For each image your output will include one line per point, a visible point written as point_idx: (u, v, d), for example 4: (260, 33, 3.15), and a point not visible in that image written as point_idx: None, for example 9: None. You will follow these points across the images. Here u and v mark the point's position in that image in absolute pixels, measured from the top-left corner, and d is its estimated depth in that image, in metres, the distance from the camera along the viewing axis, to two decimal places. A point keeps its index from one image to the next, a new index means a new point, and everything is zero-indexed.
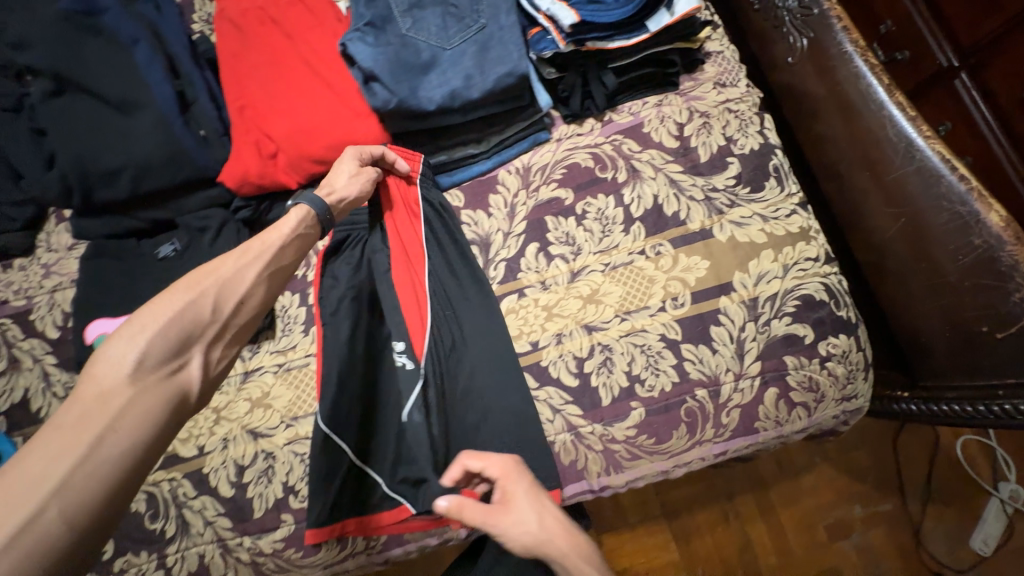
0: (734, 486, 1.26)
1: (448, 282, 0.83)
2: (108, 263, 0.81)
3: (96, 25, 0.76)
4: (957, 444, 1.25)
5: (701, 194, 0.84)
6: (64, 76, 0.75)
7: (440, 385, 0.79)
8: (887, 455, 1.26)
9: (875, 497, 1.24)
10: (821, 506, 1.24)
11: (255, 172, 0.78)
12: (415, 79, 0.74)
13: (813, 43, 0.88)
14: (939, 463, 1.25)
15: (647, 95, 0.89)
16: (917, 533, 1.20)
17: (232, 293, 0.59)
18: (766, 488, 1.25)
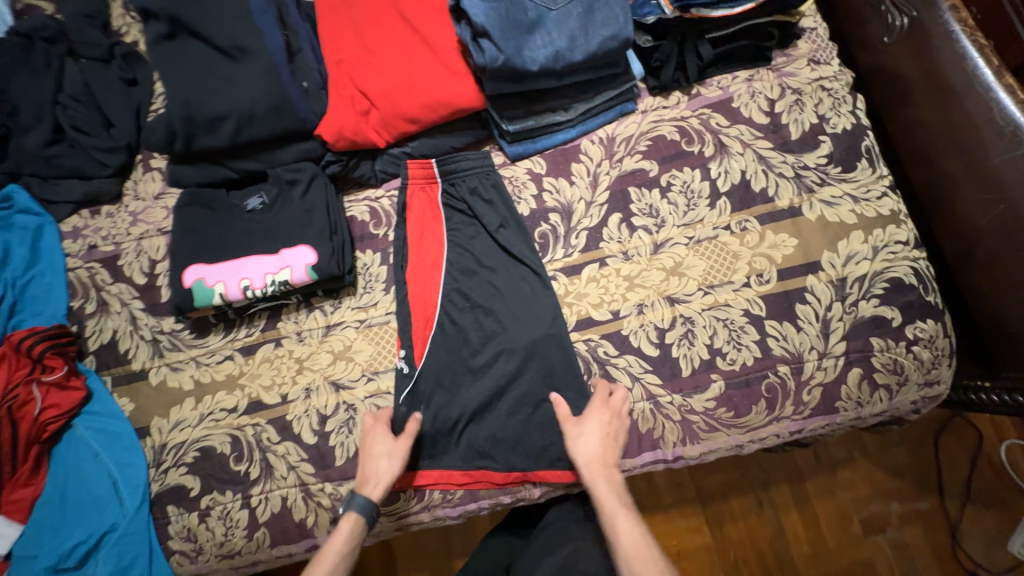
0: (770, 475, 1.24)
1: (474, 269, 0.84)
2: (199, 212, 0.82)
3: None
4: (1002, 447, 1.21)
5: (791, 171, 0.83)
6: (180, 20, 0.77)
7: (467, 369, 0.81)
8: (928, 454, 1.24)
9: (913, 495, 1.22)
10: (857, 501, 1.22)
11: (349, 127, 0.78)
12: (521, 38, 0.74)
13: (914, 22, 0.84)
14: (981, 465, 1.22)
15: (738, 69, 0.88)
16: (954, 533, 1.19)
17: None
18: (802, 478, 1.24)
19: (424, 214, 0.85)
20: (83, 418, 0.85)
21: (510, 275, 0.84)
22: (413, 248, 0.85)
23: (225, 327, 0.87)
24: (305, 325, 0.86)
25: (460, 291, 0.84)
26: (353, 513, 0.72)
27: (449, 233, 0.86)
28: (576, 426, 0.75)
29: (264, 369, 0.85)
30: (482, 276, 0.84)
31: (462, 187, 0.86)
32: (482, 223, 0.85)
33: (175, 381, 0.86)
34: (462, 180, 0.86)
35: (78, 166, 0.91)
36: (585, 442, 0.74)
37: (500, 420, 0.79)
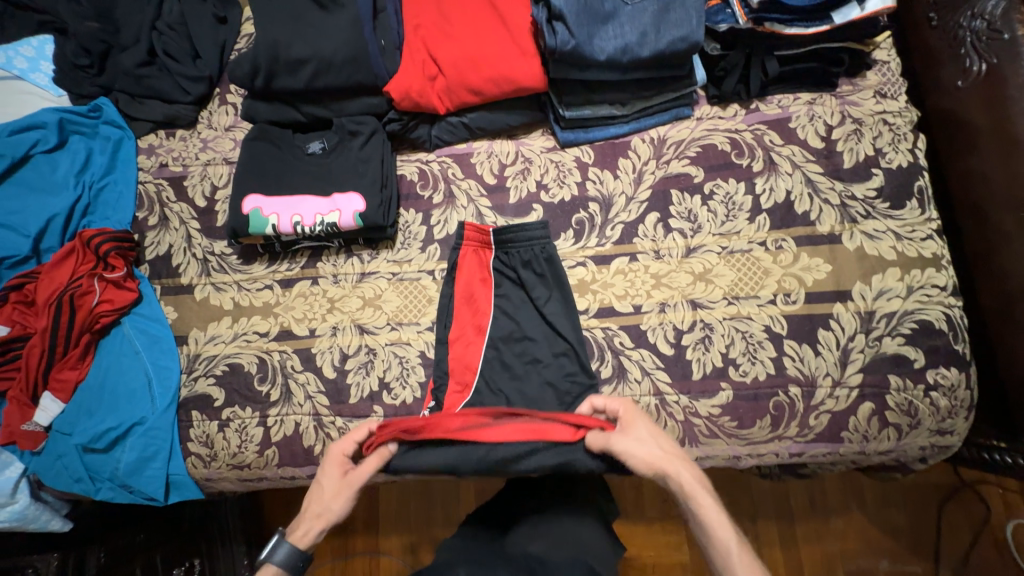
0: (759, 508, 1.23)
1: (510, 320, 0.85)
2: (266, 147, 0.88)
3: None
4: (1009, 523, 1.17)
5: (837, 199, 0.83)
6: None
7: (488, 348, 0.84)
8: (927, 519, 1.21)
9: (904, 557, 1.19)
10: (844, 552, 1.21)
11: (416, 88, 0.82)
12: (594, 27, 0.75)
13: (994, 69, 0.82)
14: (984, 540, 1.18)
15: (800, 91, 0.87)
16: None
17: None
18: (790, 516, 1.23)
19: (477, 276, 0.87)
20: (132, 317, 0.92)
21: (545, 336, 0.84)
22: (459, 303, 0.86)
23: (269, 258, 0.93)
24: (342, 269, 0.91)
25: (501, 355, 0.84)
26: (277, 563, 0.67)
27: (497, 298, 0.87)
28: (621, 442, 0.65)
29: (298, 303, 0.90)
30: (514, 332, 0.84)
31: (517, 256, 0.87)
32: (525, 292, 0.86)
33: (217, 299, 0.92)
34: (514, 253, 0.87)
35: (163, 89, 0.98)
36: (637, 448, 0.65)
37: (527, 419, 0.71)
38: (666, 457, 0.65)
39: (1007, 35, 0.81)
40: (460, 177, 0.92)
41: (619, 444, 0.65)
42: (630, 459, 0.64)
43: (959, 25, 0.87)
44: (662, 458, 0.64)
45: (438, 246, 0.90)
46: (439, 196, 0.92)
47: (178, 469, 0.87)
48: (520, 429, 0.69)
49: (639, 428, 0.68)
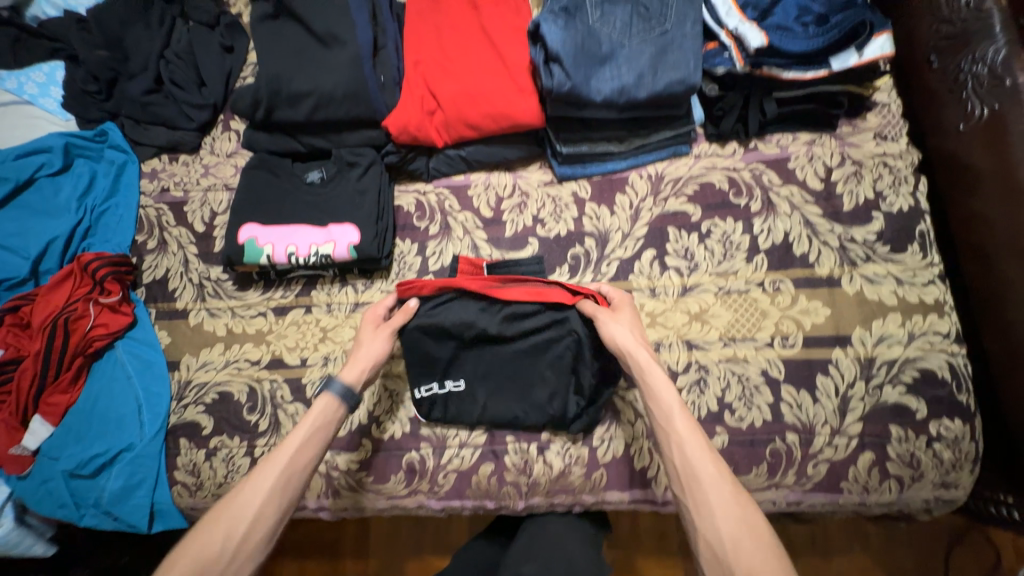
0: None
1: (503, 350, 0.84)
2: (265, 176, 0.89)
3: None
4: None
5: (836, 241, 0.82)
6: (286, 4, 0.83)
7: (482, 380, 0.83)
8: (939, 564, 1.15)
9: None
10: None
11: (414, 123, 0.83)
12: (592, 68, 0.74)
13: (996, 114, 0.81)
14: None
15: (799, 131, 0.87)
16: None
17: (246, 516, 0.62)
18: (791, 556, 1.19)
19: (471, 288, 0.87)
20: (125, 341, 0.92)
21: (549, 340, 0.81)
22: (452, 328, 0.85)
23: (264, 285, 0.93)
24: (336, 297, 0.90)
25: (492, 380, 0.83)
26: (332, 396, 0.72)
27: None
28: (606, 319, 0.74)
29: (291, 331, 0.90)
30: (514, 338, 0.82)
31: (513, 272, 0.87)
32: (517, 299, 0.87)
33: (211, 325, 0.92)
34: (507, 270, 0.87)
35: (168, 116, 0.99)
36: (615, 331, 0.73)
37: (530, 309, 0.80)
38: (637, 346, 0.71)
39: (1009, 80, 0.80)
40: (457, 209, 0.92)
41: (604, 320, 0.74)
42: (610, 335, 0.73)
43: (961, 68, 0.86)
44: (637, 345, 0.71)
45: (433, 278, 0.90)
46: (434, 227, 0.92)
47: (163, 497, 0.86)
48: (530, 289, 0.80)
49: (623, 314, 0.76)
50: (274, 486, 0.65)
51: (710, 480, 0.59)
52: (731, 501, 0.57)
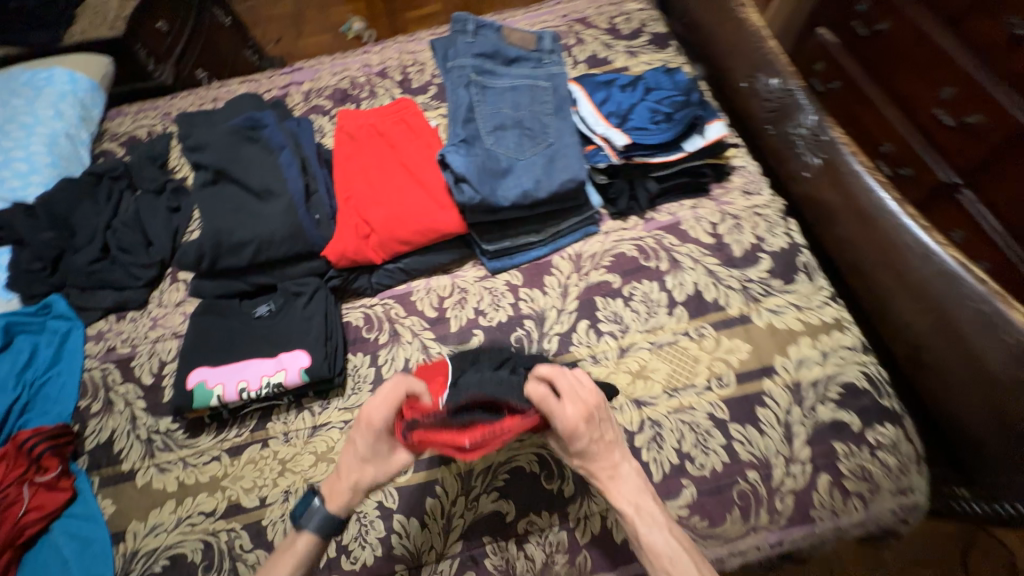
0: None
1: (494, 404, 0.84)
2: (215, 319, 0.93)
3: (256, 136, 0.96)
4: None
5: (738, 284, 0.93)
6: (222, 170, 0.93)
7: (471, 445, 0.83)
8: None
9: None
10: None
11: (351, 249, 0.92)
12: (495, 182, 0.87)
13: (826, 161, 1.03)
14: None
15: (683, 199, 1.03)
16: None
17: None
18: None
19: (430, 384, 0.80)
20: (63, 521, 0.86)
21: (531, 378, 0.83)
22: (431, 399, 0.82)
23: (217, 428, 0.91)
24: (293, 425, 0.90)
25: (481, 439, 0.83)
26: (309, 534, 0.70)
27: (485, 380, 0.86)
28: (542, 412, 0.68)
29: (247, 471, 0.87)
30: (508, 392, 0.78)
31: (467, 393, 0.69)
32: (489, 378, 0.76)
33: (161, 482, 0.88)
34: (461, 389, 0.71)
35: (115, 279, 1.04)
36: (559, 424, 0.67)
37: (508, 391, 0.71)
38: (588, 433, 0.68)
39: (825, 135, 1.04)
40: (404, 316, 0.99)
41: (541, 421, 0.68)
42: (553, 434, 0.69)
43: (790, 133, 1.11)
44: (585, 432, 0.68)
45: None
46: (381, 338, 0.97)
47: None
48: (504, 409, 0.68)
49: (566, 415, 0.65)
50: None
51: (653, 535, 0.66)
52: (671, 552, 0.64)
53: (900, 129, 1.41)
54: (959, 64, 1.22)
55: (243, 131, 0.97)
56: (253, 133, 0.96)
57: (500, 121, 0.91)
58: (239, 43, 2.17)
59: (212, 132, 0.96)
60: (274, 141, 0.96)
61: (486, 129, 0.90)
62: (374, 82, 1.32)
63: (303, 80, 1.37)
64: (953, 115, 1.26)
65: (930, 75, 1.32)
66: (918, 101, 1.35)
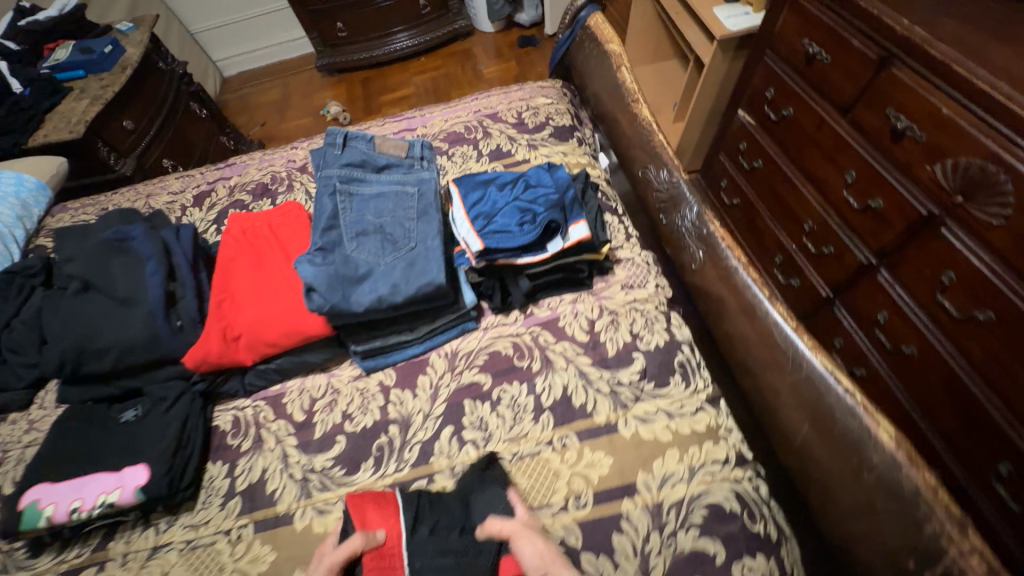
0: None
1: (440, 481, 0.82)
2: (74, 425, 0.91)
3: (124, 247, 0.99)
4: None
5: (607, 387, 0.89)
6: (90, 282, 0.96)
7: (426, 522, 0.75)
8: None
9: None
10: None
11: (214, 352, 0.91)
12: (349, 288, 0.87)
13: (707, 255, 1.03)
14: None
15: (564, 293, 1.02)
16: None
17: None
18: None
19: (369, 527, 0.74)
20: None
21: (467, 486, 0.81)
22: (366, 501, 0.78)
23: (58, 547, 0.86)
24: (134, 545, 0.85)
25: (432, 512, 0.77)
26: None
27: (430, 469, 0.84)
28: None
29: None
30: (461, 512, 0.77)
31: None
32: (442, 526, 0.75)
33: None
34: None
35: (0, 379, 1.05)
36: None
37: (482, 549, 0.71)
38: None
39: (705, 229, 1.05)
40: (271, 420, 0.95)
41: None
42: None
43: (678, 223, 1.12)
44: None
45: (238, 499, 0.87)
46: (244, 444, 0.93)
47: None
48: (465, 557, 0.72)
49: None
50: None
51: None
52: None
53: (817, 208, 1.40)
54: (855, 150, 1.22)
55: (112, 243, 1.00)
56: (122, 244, 1.00)
57: (363, 227, 0.93)
58: (213, 132, 2.36)
59: (82, 246, 1.00)
60: (142, 251, 0.98)
61: (348, 236, 0.92)
62: (292, 176, 1.39)
63: (231, 175, 1.46)
64: (859, 198, 1.24)
65: (834, 161, 1.29)
66: (827, 183, 1.33)
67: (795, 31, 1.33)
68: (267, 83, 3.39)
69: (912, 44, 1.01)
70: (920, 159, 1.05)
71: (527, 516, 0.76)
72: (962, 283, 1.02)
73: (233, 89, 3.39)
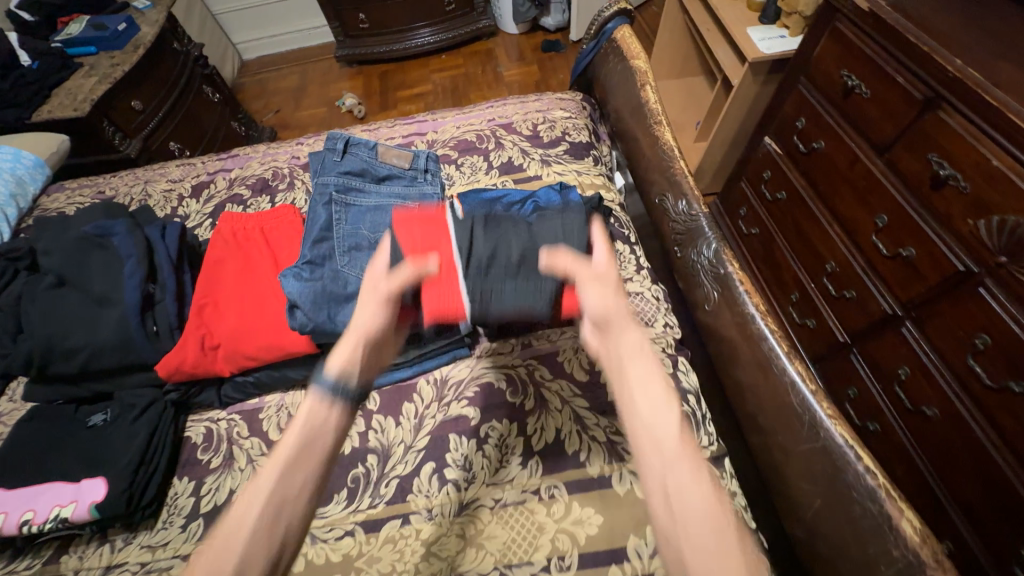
0: None
1: (500, 222, 0.84)
2: (38, 427, 0.86)
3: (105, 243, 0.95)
4: None
5: (603, 435, 0.83)
6: (66, 277, 0.92)
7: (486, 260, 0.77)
8: None
9: None
10: None
11: (189, 362, 0.86)
12: (335, 307, 0.80)
13: (722, 296, 0.96)
14: None
15: (565, 326, 0.96)
16: None
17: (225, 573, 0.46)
18: None
19: (423, 241, 0.77)
20: None
21: (528, 232, 0.84)
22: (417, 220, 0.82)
23: (9, 556, 0.82)
24: (87, 562, 0.80)
25: (502, 247, 0.80)
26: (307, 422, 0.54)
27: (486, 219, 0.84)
28: (586, 267, 0.65)
29: None
30: (525, 234, 0.83)
31: (513, 300, 0.75)
32: (502, 264, 0.77)
33: None
34: (505, 288, 0.76)
35: None
36: (592, 296, 0.60)
37: (542, 284, 0.75)
38: (638, 372, 0.52)
39: (723, 268, 0.97)
40: (245, 436, 0.90)
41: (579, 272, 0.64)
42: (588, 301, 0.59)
43: (693, 258, 1.05)
44: (615, 306, 0.58)
45: (201, 521, 0.82)
46: (214, 461, 0.88)
47: None
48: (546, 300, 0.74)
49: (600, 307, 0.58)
50: (266, 509, 0.50)
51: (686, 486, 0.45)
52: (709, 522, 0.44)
53: (842, 249, 1.32)
54: (889, 193, 1.14)
55: (93, 238, 0.96)
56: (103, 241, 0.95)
57: (357, 242, 0.88)
58: (224, 117, 2.32)
59: (61, 240, 0.95)
60: (124, 248, 0.94)
61: (340, 250, 0.86)
62: (295, 173, 1.34)
63: (232, 167, 1.41)
64: (889, 244, 1.17)
65: (865, 202, 1.22)
66: (855, 224, 1.26)
67: (833, 60, 1.25)
68: (285, 69, 3.35)
69: (963, 87, 0.93)
70: (961, 212, 0.98)
71: (605, 267, 0.64)
72: (998, 349, 0.94)
73: (251, 73, 3.36)
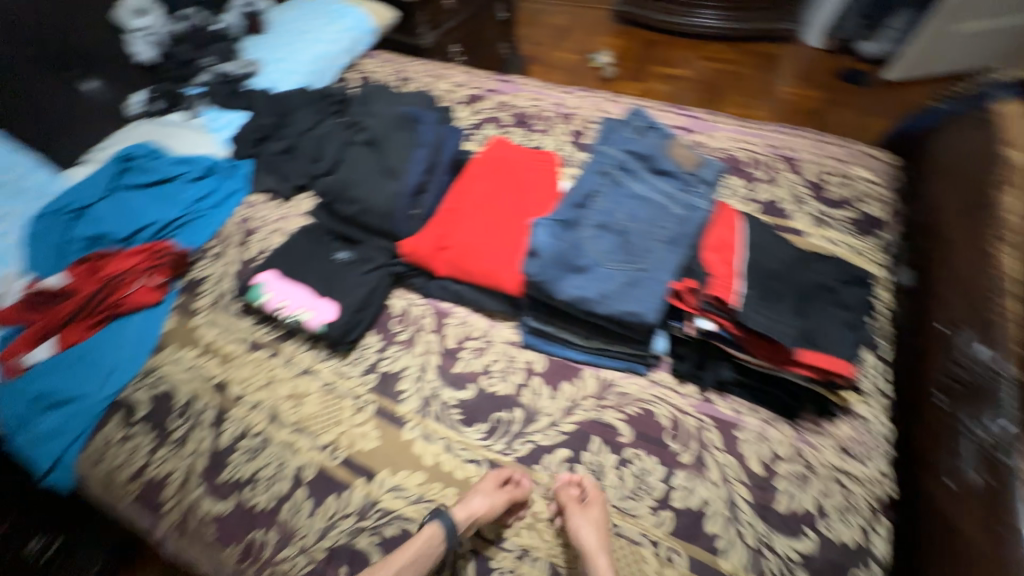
0: None
1: (769, 255, 0.87)
2: (308, 242, 1.09)
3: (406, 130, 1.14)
4: None
5: (752, 539, 0.74)
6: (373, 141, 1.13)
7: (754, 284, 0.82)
8: None
9: None
10: None
11: (423, 251, 0.99)
12: (563, 273, 0.85)
13: (988, 489, 0.72)
14: None
15: (761, 405, 0.84)
16: None
17: None
18: None
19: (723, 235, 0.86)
20: (144, 314, 1.11)
21: (804, 274, 0.86)
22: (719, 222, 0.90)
23: (257, 320, 1.08)
24: (297, 355, 1.02)
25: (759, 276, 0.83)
26: (423, 536, 0.76)
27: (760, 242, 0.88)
28: (580, 509, 0.75)
29: (247, 366, 1.02)
30: (799, 274, 0.85)
31: (769, 322, 0.78)
32: (771, 284, 0.83)
33: (203, 331, 1.08)
34: (766, 309, 0.79)
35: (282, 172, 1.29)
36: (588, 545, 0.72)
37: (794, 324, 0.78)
38: None
39: (1011, 458, 0.70)
40: (429, 329, 1.01)
41: (574, 517, 0.74)
42: (580, 536, 0.72)
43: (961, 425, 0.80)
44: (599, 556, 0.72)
45: (375, 377, 0.97)
46: (400, 335, 1.01)
47: (71, 454, 0.99)
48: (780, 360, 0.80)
49: (581, 526, 0.73)
50: None
51: None
52: None
53: None
54: None
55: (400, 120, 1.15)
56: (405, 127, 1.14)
57: (608, 222, 0.89)
58: (500, 36, 2.45)
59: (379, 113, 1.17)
60: (418, 139, 1.11)
61: (590, 222, 0.90)
62: (555, 121, 1.37)
63: (505, 91, 1.50)
64: None
65: None
66: None
67: None
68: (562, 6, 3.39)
69: None
70: None
71: (594, 496, 0.77)
72: None
73: None
